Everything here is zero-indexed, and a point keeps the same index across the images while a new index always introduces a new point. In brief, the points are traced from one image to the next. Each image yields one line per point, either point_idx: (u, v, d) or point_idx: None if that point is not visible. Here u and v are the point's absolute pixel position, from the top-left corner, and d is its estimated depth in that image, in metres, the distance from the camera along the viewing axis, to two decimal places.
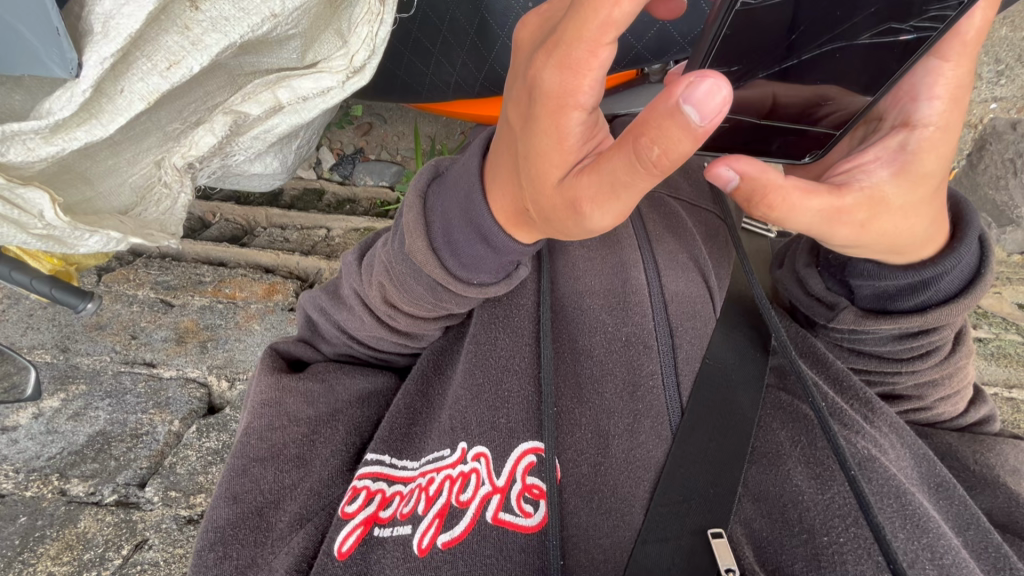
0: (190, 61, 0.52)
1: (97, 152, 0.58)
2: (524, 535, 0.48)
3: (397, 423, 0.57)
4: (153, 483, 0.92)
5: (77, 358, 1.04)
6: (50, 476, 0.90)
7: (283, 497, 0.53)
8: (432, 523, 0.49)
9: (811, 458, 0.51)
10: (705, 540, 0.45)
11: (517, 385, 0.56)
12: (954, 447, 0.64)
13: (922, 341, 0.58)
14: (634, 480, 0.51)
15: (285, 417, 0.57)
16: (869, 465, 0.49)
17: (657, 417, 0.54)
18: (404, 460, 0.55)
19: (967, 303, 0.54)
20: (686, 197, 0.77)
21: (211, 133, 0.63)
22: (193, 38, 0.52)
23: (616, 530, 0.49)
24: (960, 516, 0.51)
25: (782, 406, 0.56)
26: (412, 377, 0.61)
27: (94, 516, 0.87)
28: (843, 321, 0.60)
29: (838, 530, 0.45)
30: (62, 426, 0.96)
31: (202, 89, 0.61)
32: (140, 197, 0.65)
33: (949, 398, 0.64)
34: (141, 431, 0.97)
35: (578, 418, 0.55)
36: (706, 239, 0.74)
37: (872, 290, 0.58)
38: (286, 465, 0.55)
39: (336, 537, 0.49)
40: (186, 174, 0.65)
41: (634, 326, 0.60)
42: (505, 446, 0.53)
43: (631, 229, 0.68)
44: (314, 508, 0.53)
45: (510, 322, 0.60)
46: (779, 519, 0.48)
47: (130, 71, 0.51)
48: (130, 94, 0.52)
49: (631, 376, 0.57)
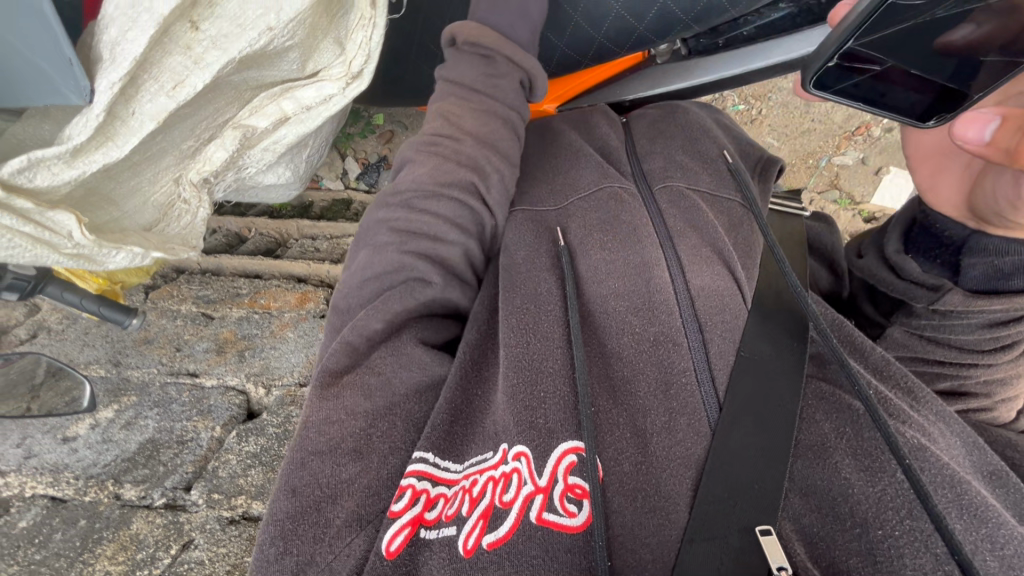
0: (193, 79, 0.55)
1: (120, 173, 0.61)
2: (569, 535, 0.46)
3: (440, 422, 0.55)
4: (198, 487, 0.95)
5: (128, 371, 1.09)
6: (105, 481, 0.93)
7: (340, 492, 0.50)
8: (476, 524, 0.48)
9: (858, 449, 0.47)
10: (754, 538, 0.43)
11: (552, 386, 0.55)
12: (1014, 440, 0.59)
13: (1008, 331, 0.58)
14: (677, 478, 0.47)
15: (343, 410, 0.56)
16: (920, 453, 0.45)
17: (694, 414, 0.50)
18: (448, 461, 0.53)
19: None
20: (706, 188, 0.71)
21: (222, 147, 0.66)
22: (195, 57, 0.54)
23: (662, 529, 0.45)
24: (1019, 505, 0.46)
25: (824, 395, 0.52)
26: (453, 373, 0.59)
27: (146, 518, 0.91)
28: (951, 302, 0.59)
29: (892, 522, 0.42)
30: (116, 435, 1.00)
31: (211, 107, 0.63)
32: (162, 214, 0.68)
33: (1008, 402, 0.64)
34: (187, 438, 1.01)
35: (615, 419, 0.52)
36: (729, 231, 0.68)
37: (983, 269, 0.58)
38: (342, 459, 0.52)
39: (384, 536, 0.47)
40: (203, 189, 0.68)
41: (661, 325, 0.57)
42: (546, 446, 0.51)
43: (651, 226, 0.67)
44: (373, 509, 0.50)
45: (539, 328, 0.60)
46: (828, 513, 0.45)
47: (139, 94, 0.54)
48: (141, 115, 0.55)
49: (663, 375, 0.54)
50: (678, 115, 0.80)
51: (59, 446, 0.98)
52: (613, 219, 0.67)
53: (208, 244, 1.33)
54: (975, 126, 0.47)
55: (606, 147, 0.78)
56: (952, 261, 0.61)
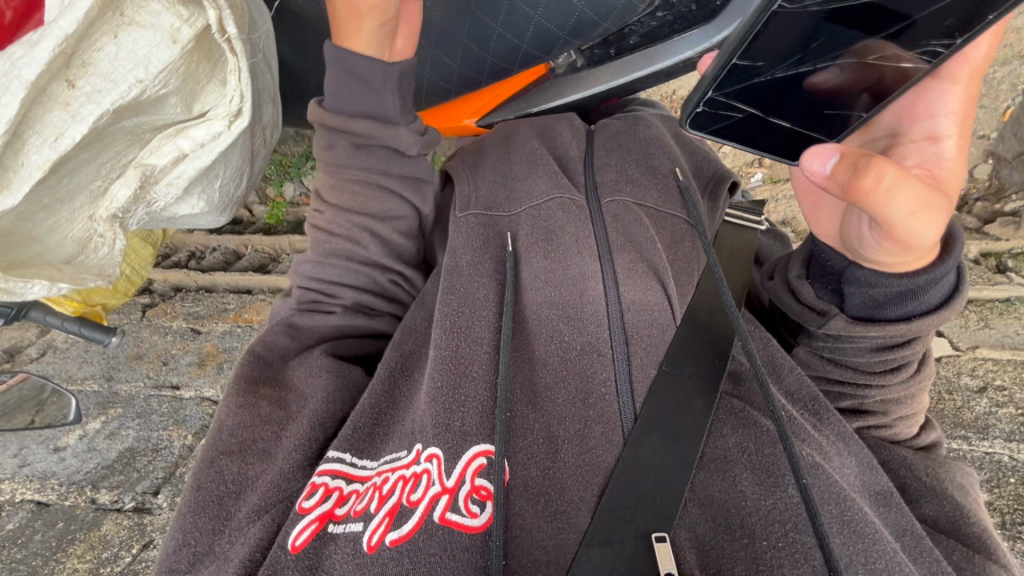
0: (73, 131, 0.52)
1: (33, 212, 0.57)
2: (468, 534, 0.49)
3: (362, 423, 0.60)
4: (164, 492, 1.08)
5: (117, 385, 1.25)
6: (84, 487, 1.11)
7: (244, 488, 0.56)
8: (381, 522, 0.51)
9: (757, 465, 0.52)
10: (648, 543, 0.46)
11: (473, 390, 0.58)
12: (907, 460, 0.63)
13: (899, 354, 0.61)
14: (583, 483, 0.52)
15: (257, 416, 0.61)
16: (812, 471, 0.49)
17: (608, 423, 0.55)
18: (363, 460, 0.58)
19: (946, 314, 0.57)
20: (652, 204, 0.76)
21: (125, 186, 0.60)
22: (73, 111, 0.51)
23: (560, 533, 0.50)
24: (896, 522, 0.50)
25: (734, 412, 0.56)
26: (379, 378, 0.64)
27: (114, 520, 1.07)
28: (834, 327, 0.62)
29: (777, 535, 0.47)
30: (100, 444, 1.17)
31: (110, 148, 0.59)
32: (81, 248, 0.62)
33: (909, 418, 0.65)
34: (161, 446, 1.15)
35: (531, 424, 0.56)
36: (670, 246, 0.74)
37: (861, 297, 0.61)
38: (251, 457, 0.58)
39: (291, 530, 0.51)
40: (116, 223, 0.61)
41: (589, 336, 0.62)
42: (458, 448, 0.54)
43: (594, 237, 0.71)
44: (272, 501, 0.54)
45: (470, 332, 0.63)
46: (721, 523, 0.49)
47: (25, 146, 0.51)
48: (29, 164, 0.52)
49: (584, 384, 0.58)
50: (640, 128, 0.86)
51: (50, 455, 1.16)
52: (547, 235, 0.72)
53: (207, 262, 1.38)
54: (819, 159, 0.52)
55: (563, 156, 0.82)
56: (836, 288, 0.63)
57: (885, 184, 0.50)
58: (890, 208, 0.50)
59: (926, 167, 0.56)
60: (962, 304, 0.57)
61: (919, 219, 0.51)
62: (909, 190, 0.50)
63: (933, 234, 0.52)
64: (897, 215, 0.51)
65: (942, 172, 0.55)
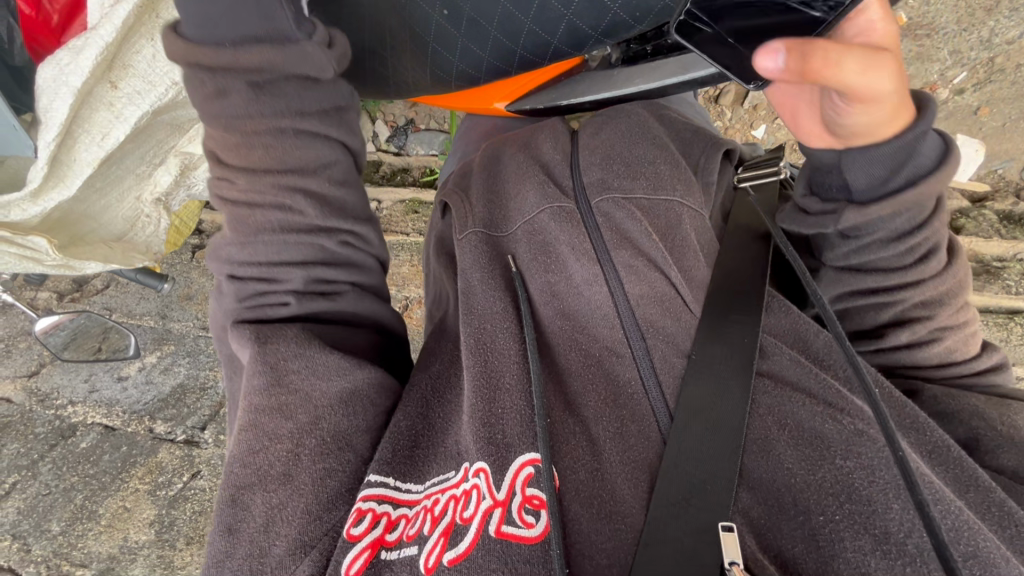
0: (114, 132, 0.96)
1: (90, 193, 1.03)
2: (528, 545, 0.50)
3: (400, 445, 0.61)
4: (211, 428, 1.42)
5: (171, 323, 1.52)
6: (144, 417, 1.45)
7: (273, 519, 0.54)
8: (437, 542, 0.52)
9: (801, 440, 0.52)
10: (717, 534, 0.46)
11: (510, 401, 0.60)
12: (980, 408, 0.63)
13: (919, 238, 0.65)
14: (632, 482, 0.53)
15: (266, 438, 0.58)
16: (857, 441, 0.51)
17: (642, 420, 0.57)
18: (408, 483, 0.59)
19: (948, 168, 0.61)
20: (642, 194, 0.71)
21: (168, 171, 1.11)
22: (117, 110, 0.95)
23: (618, 533, 0.50)
24: (959, 479, 0.51)
25: (767, 390, 0.56)
26: (412, 400, 0.66)
27: (168, 449, 1.41)
28: (850, 219, 0.66)
29: (834, 508, 0.47)
30: (156, 376, 1.48)
31: (154, 140, 1.07)
32: (131, 224, 1.14)
33: (957, 330, 0.69)
34: (206, 386, 1.46)
35: (571, 428, 0.58)
36: (664, 236, 0.69)
37: (866, 178, 0.65)
38: (273, 484, 0.55)
39: (344, 560, 0.51)
40: (160, 208, 1.15)
41: (603, 342, 0.64)
42: (504, 459, 0.56)
43: (589, 241, 0.69)
44: (316, 534, 0.53)
45: (496, 346, 0.65)
46: (775, 505, 0.49)
47: (79, 142, 0.94)
48: (81, 160, 0.96)
49: (612, 386, 0.60)
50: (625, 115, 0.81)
51: (114, 382, 1.49)
52: (545, 249, 0.71)
53: None
54: (770, 58, 0.52)
55: (547, 163, 0.79)
56: (839, 183, 0.68)
57: (829, 59, 0.53)
58: (843, 74, 0.55)
59: (864, 36, 0.59)
60: (958, 161, 0.61)
61: (872, 76, 0.56)
62: (853, 55, 0.55)
63: (888, 81, 0.57)
64: (853, 78, 0.55)
65: (876, 28, 0.59)
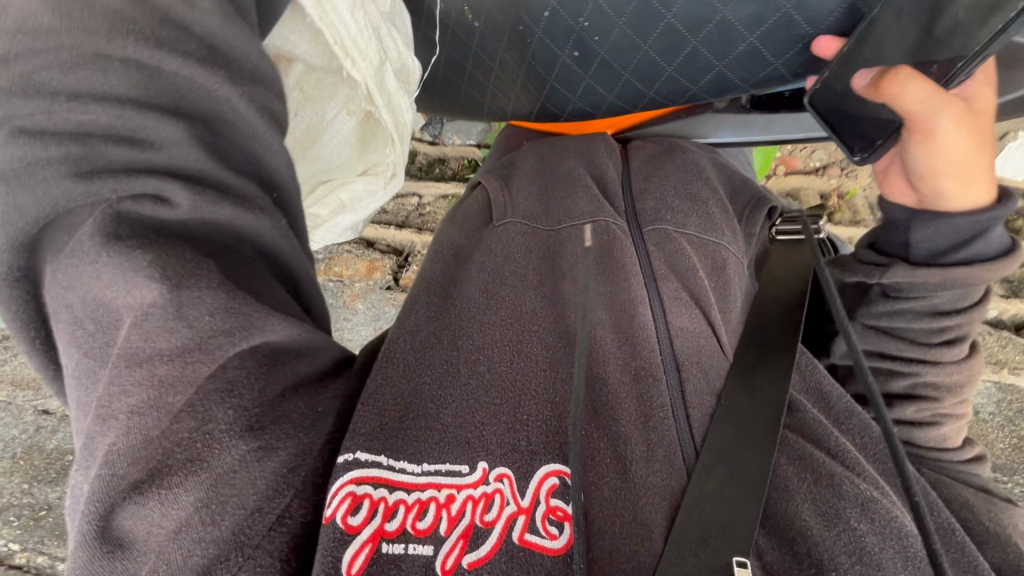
0: None
1: None
2: (550, 557, 0.51)
3: (389, 418, 0.56)
4: None
5: None
6: None
7: (158, 509, 0.42)
8: (455, 544, 0.50)
9: (818, 496, 0.56)
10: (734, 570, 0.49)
11: (534, 409, 0.60)
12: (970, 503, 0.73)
13: (949, 321, 0.81)
14: (653, 506, 0.55)
15: (132, 416, 0.42)
16: (871, 505, 0.54)
17: (669, 447, 0.59)
18: (403, 464, 0.54)
19: (1000, 266, 0.79)
20: (694, 231, 0.77)
21: None
22: None
23: (636, 555, 0.52)
24: (959, 563, 0.57)
25: (787, 443, 0.61)
26: (403, 375, 0.60)
27: None
28: (896, 274, 0.83)
29: (845, 565, 0.50)
30: None
31: None
32: None
33: (952, 423, 0.83)
34: None
35: (596, 443, 0.58)
36: (711, 274, 0.76)
37: (927, 244, 0.82)
38: (157, 475, 0.42)
39: (345, 557, 0.46)
40: None
41: (643, 360, 0.65)
42: (528, 468, 0.56)
43: (639, 265, 0.73)
44: (239, 530, 0.44)
45: (523, 348, 0.65)
46: (790, 553, 0.52)
47: None
48: None
49: (644, 407, 0.61)
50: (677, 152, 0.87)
51: None
52: (603, 256, 0.74)
53: None
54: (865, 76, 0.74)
55: (604, 180, 0.84)
56: (904, 241, 0.85)
57: (901, 77, 0.73)
58: (905, 96, 0.74)
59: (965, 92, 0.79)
60: (1015, 262, 0.79)
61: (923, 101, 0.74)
62: (924, 84, 0.73)
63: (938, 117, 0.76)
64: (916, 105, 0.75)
65: (975, 93, 0.79)
